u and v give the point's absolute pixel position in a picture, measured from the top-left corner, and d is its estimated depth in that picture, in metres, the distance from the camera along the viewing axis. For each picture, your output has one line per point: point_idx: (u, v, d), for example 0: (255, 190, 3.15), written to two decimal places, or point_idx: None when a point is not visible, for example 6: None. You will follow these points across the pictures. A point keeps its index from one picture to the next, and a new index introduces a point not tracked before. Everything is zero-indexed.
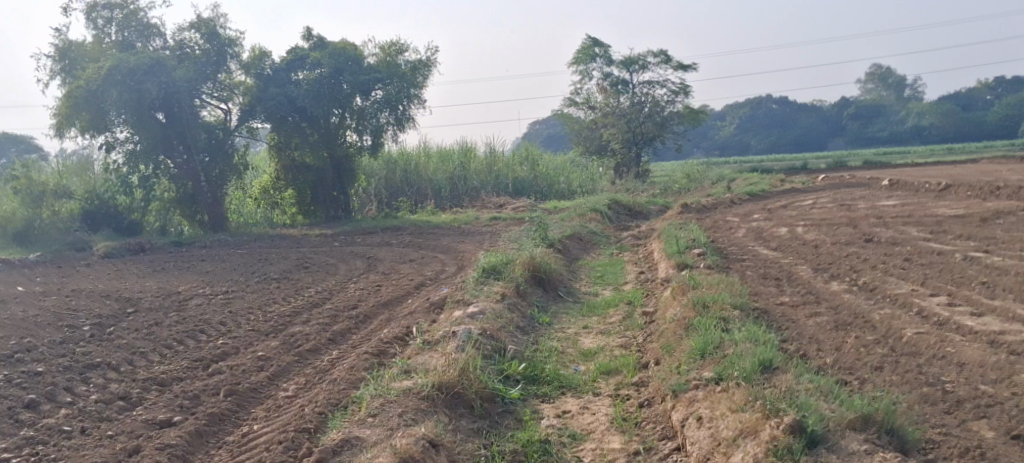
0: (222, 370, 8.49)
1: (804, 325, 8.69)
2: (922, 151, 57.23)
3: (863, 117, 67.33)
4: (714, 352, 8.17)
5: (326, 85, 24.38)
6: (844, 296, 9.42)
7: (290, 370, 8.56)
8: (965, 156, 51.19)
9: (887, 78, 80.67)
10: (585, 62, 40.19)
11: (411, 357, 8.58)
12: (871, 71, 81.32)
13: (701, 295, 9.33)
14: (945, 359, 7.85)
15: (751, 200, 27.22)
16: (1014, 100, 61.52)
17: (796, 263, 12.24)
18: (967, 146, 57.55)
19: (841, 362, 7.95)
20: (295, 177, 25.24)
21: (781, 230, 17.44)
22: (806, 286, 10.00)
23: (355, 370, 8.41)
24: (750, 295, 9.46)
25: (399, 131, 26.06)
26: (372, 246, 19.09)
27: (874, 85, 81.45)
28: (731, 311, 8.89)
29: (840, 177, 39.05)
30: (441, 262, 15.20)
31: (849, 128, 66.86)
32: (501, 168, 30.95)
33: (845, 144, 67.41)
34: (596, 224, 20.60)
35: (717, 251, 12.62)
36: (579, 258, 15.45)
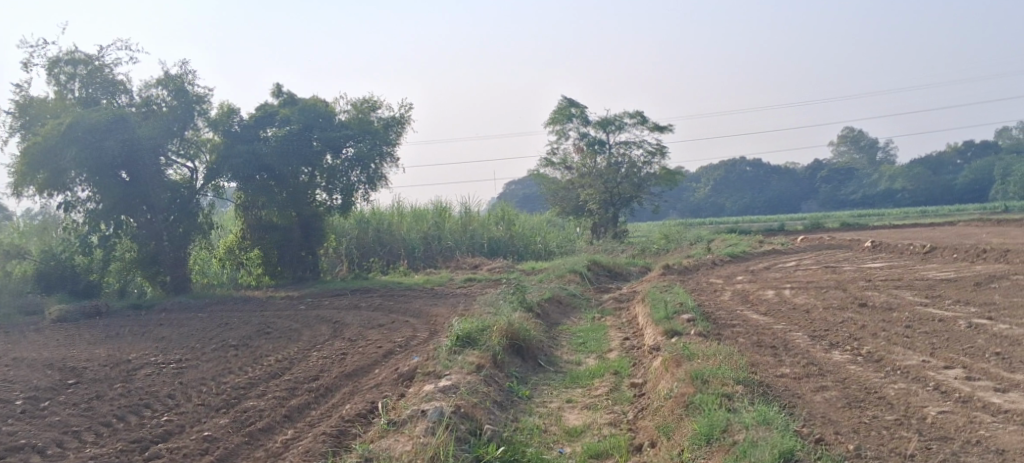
0: (160, 454, 7.55)
1: (812, 402, 7.92)
2: (896, 213, 57.42)
3: (834, 180, 68.20)
4: (722, 437, 7.34)
5: (295, 142, 23.73)
6: (850, 368, 8.69)
7: (238, 453, 7.64)
8: (938, 219, 51.34)
9: (859, 141, 81.34)
10: (561, 122, 39.84)
11: (373, 441, 7.73)
12: (843, 134, 81.93)
13: (698, 369, 8.55)
14: (979, 444, 7.03)
15: (732, 261, 26.66)
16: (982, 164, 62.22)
17: (791, 330, 11.53)
18: (940, 209, 57.79)
19: (865, 450, 7.03)
20: (261, 237, 24.40)
21: (768, 293, 16.79)
22: (808, 357, 9.26)
23: (309, 455, 7.52)
24: (749, 367, 8.70)
25: (371, 190, 25.43)
26: (342, 309, 18.23)
27: (847, 148, 81.97)
28: (733, 387, 8.10)
29: (818, 239, 38.71)
30: (412, 327, 14.37)
31: (822, 191, 67.75)
32: (476, 228, 30.28)
33: (817, 207, 68.17)
34: (574, 286, 19.88)
35: (708, 317, 11.89)
36: (559, 323, 14.67)
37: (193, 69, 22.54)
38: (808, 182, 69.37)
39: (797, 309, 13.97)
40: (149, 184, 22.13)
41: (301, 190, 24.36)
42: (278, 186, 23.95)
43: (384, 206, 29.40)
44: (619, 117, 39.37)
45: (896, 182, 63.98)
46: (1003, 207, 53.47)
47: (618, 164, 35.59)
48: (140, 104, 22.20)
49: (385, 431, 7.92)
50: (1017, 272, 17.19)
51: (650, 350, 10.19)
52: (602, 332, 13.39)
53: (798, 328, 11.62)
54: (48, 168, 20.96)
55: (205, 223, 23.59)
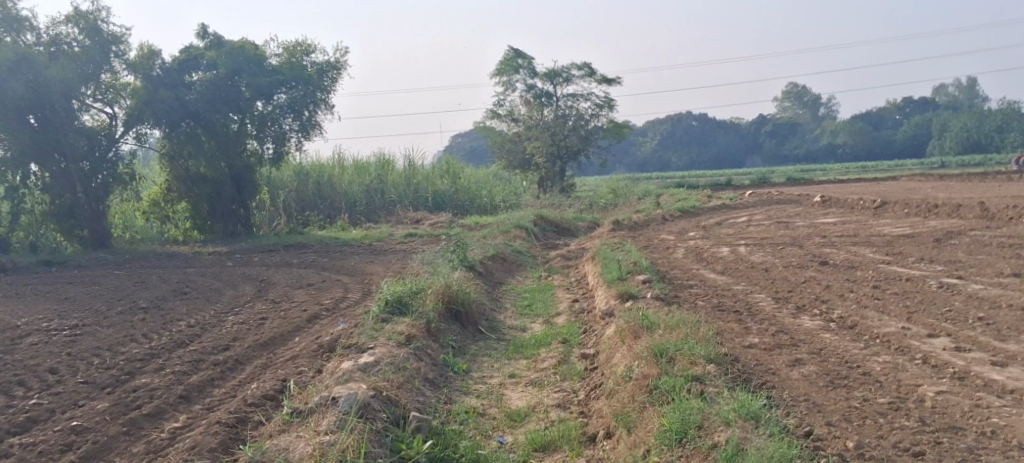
0: (10, 452, 6.52)
1: (790, 381, 7.12)
2: (837, 169, 57.18)
3: (778, 135, 68.05)
4: (697, 436, 6.43)
5: (222, 87, 22.36)
6: (825, 338, 7.91)
7: (111, 447, 6.64)
8: (880, 174, 51.24)
9: (803, 97, 81.13)
10: (507, 74, 38.60)
11: (272, 437, 6.68)
12: (787, 90, 81.49)
13: (660, 343, 7.68)
14: (993, 436, 6.26)
15: (682, 216, 25.88)
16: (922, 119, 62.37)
17: (752, 290, 10.71)
18: (881, 164, 57.74)
19: (865, 444, 6.21)
20: (187, 189, 23.02)
21: (722, 250, 15.95)
22: (778, 323, 8.43)
23: (196, 451, 6.53)
24: (715, 337, 7.85)
25: (305, 140, 24.07)
26: (271, 268, 17.04)
27: (790, 104, 81.69)
28: (703, 367, 7.23)
29: (767, 193, 38.14)
30: (345, 288, 13.27)
31: (765, 146, 67.21)
32: (420, 181, 29.10)
33: (761, 163, 67.52)
34: (520, 243, 18.90)
35: (663, 278, 11.01)
36: (503, 283, 13.71)
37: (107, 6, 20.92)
38: (751, 137, 68.46)
39: (754, 267, 13.12)
40: (60, 132, 20.57)
41: (232, 138, 22.83)
42: (206, 135, 22.48)
43: (326, 158, 28.11)
44: (567, 68, 38.21)
45: (839, 139, 64.64)
46: (942, 163, 53.57)
47: (565, 116, 34.54)
48: (48, 43, 20.53)
49: (286, 421, 6.90)
50: (978, 228, 16.55)
51: (602, 315, 9.28)
52: (549, 293, 12.47)
53: (760, 289, 10.81)
54: None
55: (126, 174, 22.18)
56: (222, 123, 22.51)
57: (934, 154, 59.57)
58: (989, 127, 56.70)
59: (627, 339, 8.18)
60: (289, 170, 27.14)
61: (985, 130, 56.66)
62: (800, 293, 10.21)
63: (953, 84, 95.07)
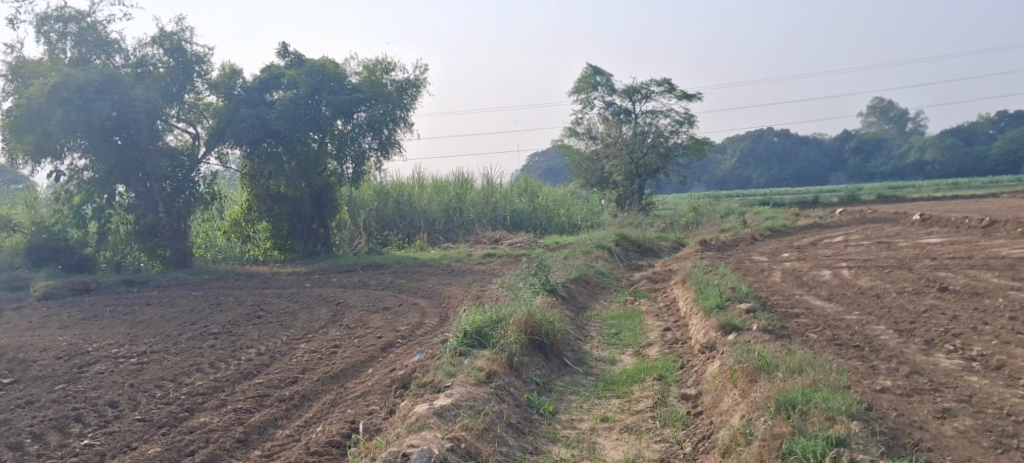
0: None
1: (945, 441, 6.27)
2: (927, 186, 54.93)
3: (863, 152, 65.89)
4: None
5: (303, 106, 21.85)
6: (972, 384, 7.05)
7: None
8: (976, 190, 48.88)
9: (888, 112, 78.57)
10: (586, 91, 37.78)
11: None
12: (871, 105, 79.14)
13: (783, 391, 6.84)
14: None
15: (772, 236, 24.72)
16: (1016, 134, 59.36)
17: (867, 321, 9.74)
18: (973, 181, 55.17)
19: None
20: (268, 208, 22.60)
21: (823, 273, 14.87)
22: (907, 364, 7.58)
23: None
24: (843, 383, 6.99)
25: (384, 159, 23.53)
26: (346, 289, 16.46)
27: (875, 119, 79.18)
28: (844, 425, 6.37)
29: (857, 211, 36.60)
30: (424, 312, 12.54)
31: (850, 163, 65.55)
32: (498, 200, 28.43)
33: (845, 179, 66.00)
34: (603, 264, 18.05)
35: (768, 305, 10.11)
36: (588, 308, 12.88)
37: (191, 26, 20.66)
38: (835, 153, 66.88)
39: (862, 293, 12.10)
40: (143, 153, 20.41)
41: (313, 157, 22.35)
42: (285, 153, 22.11)
43: (403, 177, 27.65)
44: (646, 85, 37.26)
45: (926, 154, 61.96)
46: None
47: (645, 133, 33.57)
48: (134, 64, 20.46)
49: None
50: None
51: (701, 349, 8.45)
52: (640, 319, 11.62)
53: (875, 319, 9.85)
54: (34, 132, 19.30)
55: (205, 195, 21.70)
56: (303, 142, 22.08)
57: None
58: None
59: (739, 381, 7.37)
60: (369, 190, 26.64)
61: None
62: (923, 326, 9.25)
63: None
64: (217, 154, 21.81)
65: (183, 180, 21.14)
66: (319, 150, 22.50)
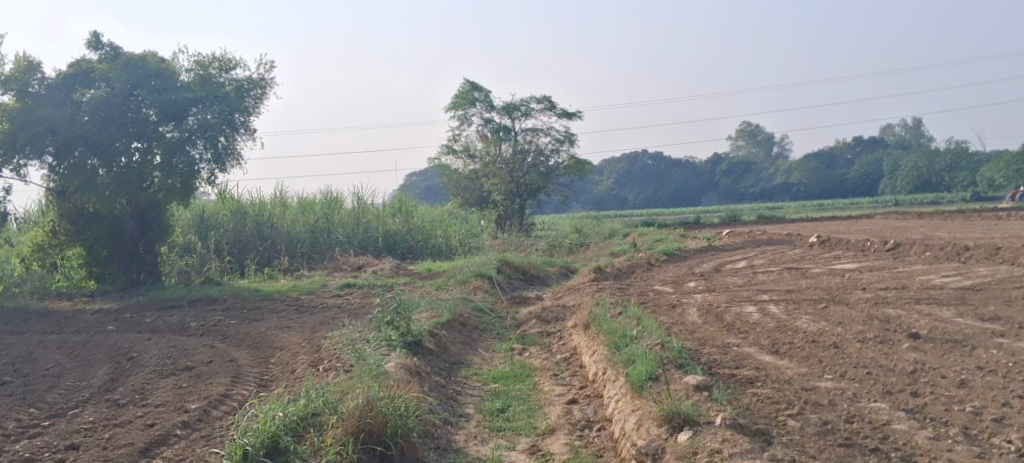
0: None
1: None
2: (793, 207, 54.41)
3: (733, 173, 65.05)
4: None
5: (118, 108, 18.41)
6: None
7: None
8: (845, 212, 48.30)
9: (757, 136, 78.46)
10: (463, 107, 34.86)
11: None
12: (741, 128, 78.50)
13: None
14: None
15: (671, 260, 22.20)
16: (874, 157, 60.59)
17: (844, 375, 7.49)
18: (835, 202, 54.78)
19: None
20: (80, 229, 18.91)
21: (749, 310, 12.31)
22: None
23: None
24: None
25: (220, 171, 20.01)
26: (152, 338, 13.09)
27: (745, 143, 78.82)
28: None
29: (748, 233, 34.52)
30: (234, 376, 9.53)
31: (722, 184, 64.28)
32: (370, 221, 25.18)
33: (718, 200, 64.55)
34: (481, 299, 15.15)
35: (710, 375, 7.43)
36: (462, 365, 9.99)
37: None
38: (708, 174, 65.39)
39: (813, 340, 9.34)
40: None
41: (133, 171, 18.75)
42: (100, 163, 18.52)
43: (265, 196, 24.04)
44: (526, 102, 34.63)
45: (793, 177, 62.08)
46: (896, 200, 50.89)
47: (525, 151, 30.90)
48: None
49: None
50: None
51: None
52: (533, 386, 8.79)
53: (860, 387, 7.16)
54: None
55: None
56: (120, 152, 18.52)
57: (887, 193, 57.16)
58: (940, 165, 54.55)
59: None
60: (224, 209, 23.03)
61: (937, 168, 54.48)
62: (938, 403, 6.79)
63: (906, 123, 93.40)
64: (14, 165, 17.95)
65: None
66: (138, 163, 18.86)
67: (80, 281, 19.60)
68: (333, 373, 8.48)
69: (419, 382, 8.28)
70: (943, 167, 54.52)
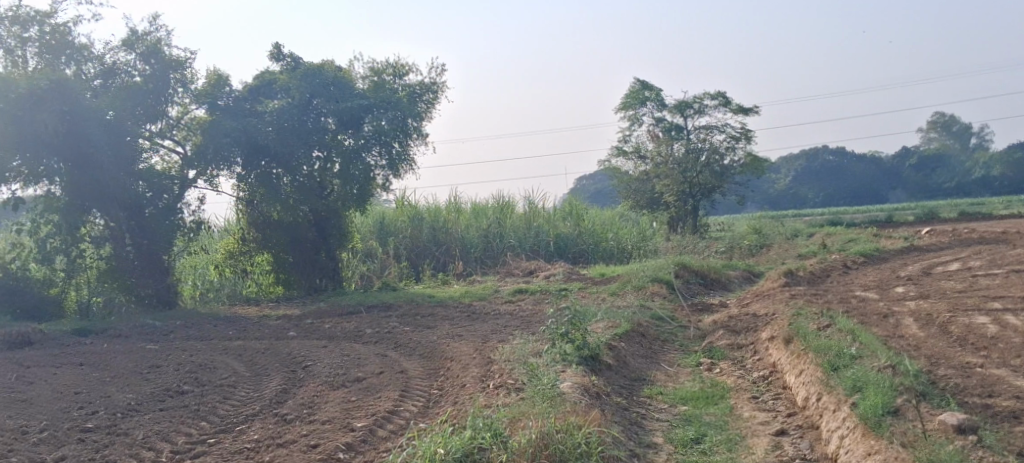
0: None
1: None
2: (996, 203, 50.14)
3: (926, 166, 59.76)
4: None
5: (298, 117, 18.09)
6: None
7: None
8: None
9: (950, 127, 72.96)
10: (633, 107, 33.71)
11: None
12: (931, 119, 73.30)
13: None
14: None
15: (868, 262, 20.41)
16: None
17: None
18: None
19: None
20: (266, 239, 18.91)
21: (976, 323, 10.82)
22: None
23: None
24: None
25: (394, 176, 19.48)
26: (326, 346, 12.53)
27: (935, 135, 73.45)
28: None
29: (948, 231, 31.74)
30: (402, 389, 8.81)
31: (909, 178, 59.66)
32: (541, 224, 24.49)
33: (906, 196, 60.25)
34: (660, 305, 14.08)
35: (969, 416, 6.53)
36: (645, 382, 9.00)
37: (166, 23, 16.82)
38: (896, 169, 60.65)
39: None
40: (109, 175, 16.27)
41: (312, 181, 18.68)
42: (284, 173, 18.40)
43: (440, 202, 23.85)
44: (699, 100, 33.17)
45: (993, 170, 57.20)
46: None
47: (699, 151, 29.49)
48: (102, 72, 16.37)
49: None
50: None
51: None
52: (734, 414, 7.87)
53: None
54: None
55: (188, 225, 17.59)
56: (302, 163, 18.38)
57: None
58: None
59: None
60: (403, 216, 23.16)
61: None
62: None
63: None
64: (207, 178, 17.84)
65: (167, 208, 17.21)
66: (316, 173, 18.73)
67: (268, 286, 19.43)
68: (504, 395, 7.64)
69: (602, 407, 7.49)
70: None
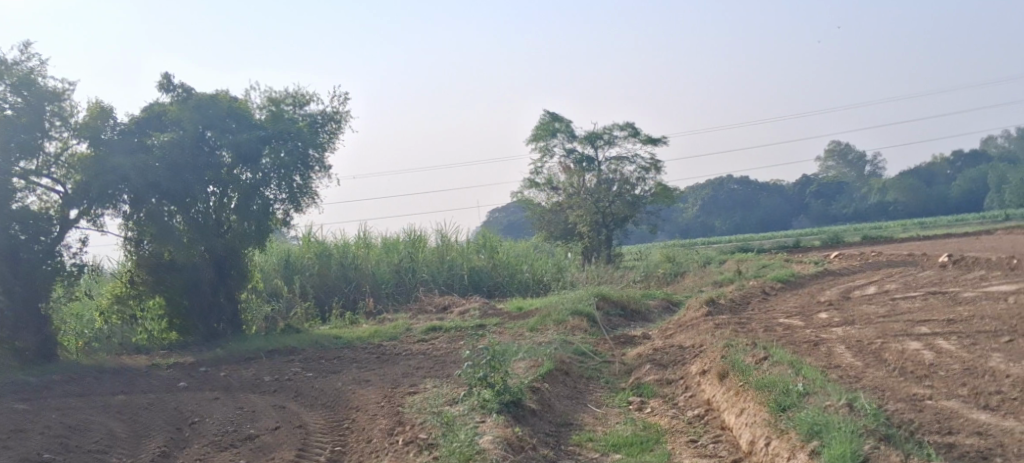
0: None
1: None
2: (896, 227, 51.11)
3: (824, 195, 61.83)
4: None
5: (191, 151, 16.96)
6: None
7: None
8: (954, 228, 45.01)
9: (846, 154, 74.96)
10: (543, 139, 33.22)
11: None
12: (829, 148, 75.09)
13: None
14: None
15: (785, 288, 20.12)
16: (975, 173, 57.03)
17: None
18: (937, 220, 51.41)
19: None
20: (158, 281, 17.45)
21: (911, 348, 10.38)
22: None
23: None
24: None
25: (295, 211, 18.51)
26: (219, 399, 11.39)
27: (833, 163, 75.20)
28: None
29: (855, 255, 32.00)
30: (299, 448, 7.89)
31: (814, 207, 61.14)
32: (454, 258, 23.63)
33: (810, 224, 61.48)
34: (581, 340, 13.31)
35: None
36: (572, 427, 8.22)
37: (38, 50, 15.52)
38: (798, 197, 62.04)
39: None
40: None
41: (208, 218, 17.48)
42: (178, 211, 17.10)
43: (347, 238, 22.77)
44: (609, 130, 32.86)
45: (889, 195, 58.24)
46: (1005, 216, 47.50)
47: (610, 181, 29.07)
48: None
49: None
50: None
51: None
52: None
53: None
54: None
55: (69, 269, 16.13)
56: (198, 200, 17.19)
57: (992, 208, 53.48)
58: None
59: None
60: (309, 253, 22.00)
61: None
62: None
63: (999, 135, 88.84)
64: (93, 217, 16.35)
65: (46, 251, 15.73)
66: (212, 209, 17.56)
67: (160, 333, 17.94)
68: (416, 454, 6.93)
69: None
70: None
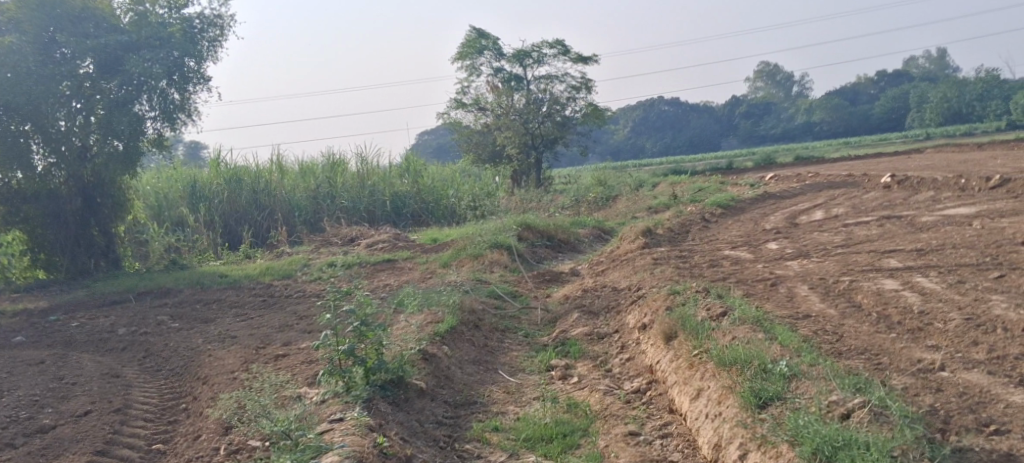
0: None
1: None
2: (825, 147, 49.81)
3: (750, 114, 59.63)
4: None
5: (38, 58, 14.36)
6: None
7: None
8: (882, 147, 43.73)
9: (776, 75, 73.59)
10: (470, 56, 30.81)
11: None
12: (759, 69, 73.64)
13: None
14: None
15: (727, 214, 18.33)
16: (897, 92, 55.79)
17: None
18: (865, 139, 50.18)
19: None
20: (10, 211, 14.83)
21: (888, 288, 8.63)
22: None
23: None
24: None
25: (171, 129, 15.99)
26: (43, 362, 8.90)
27: (764, 84, 73.78)
28: None
29: (793, 177, 30.33)
30: (99, 449, 6.03)
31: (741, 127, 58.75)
32: (376, 182, 21.33)
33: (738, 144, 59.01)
34: (499, 279, 11.37)
35: None
36: (472, 407, 6.98)
37: None
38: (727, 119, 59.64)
39: None
40: None
41: (72, 140, 14.87)
42: (32, 131, 14.55)
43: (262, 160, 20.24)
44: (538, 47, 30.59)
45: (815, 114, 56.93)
46: (927, 135, 46.44)
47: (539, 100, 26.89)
48: None
49: None
50: None
51: None
52: None
53: None
54: None
55: None
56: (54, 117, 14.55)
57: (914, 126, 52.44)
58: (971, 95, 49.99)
59: None
60: (218, 177, 19.32)
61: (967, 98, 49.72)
62: None
63: (927, 54, 88.32)
64: None
65: None
66: (77, 128, 14.90)
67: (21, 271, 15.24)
68: None
69: None
70: (971, 97, 49.72)
